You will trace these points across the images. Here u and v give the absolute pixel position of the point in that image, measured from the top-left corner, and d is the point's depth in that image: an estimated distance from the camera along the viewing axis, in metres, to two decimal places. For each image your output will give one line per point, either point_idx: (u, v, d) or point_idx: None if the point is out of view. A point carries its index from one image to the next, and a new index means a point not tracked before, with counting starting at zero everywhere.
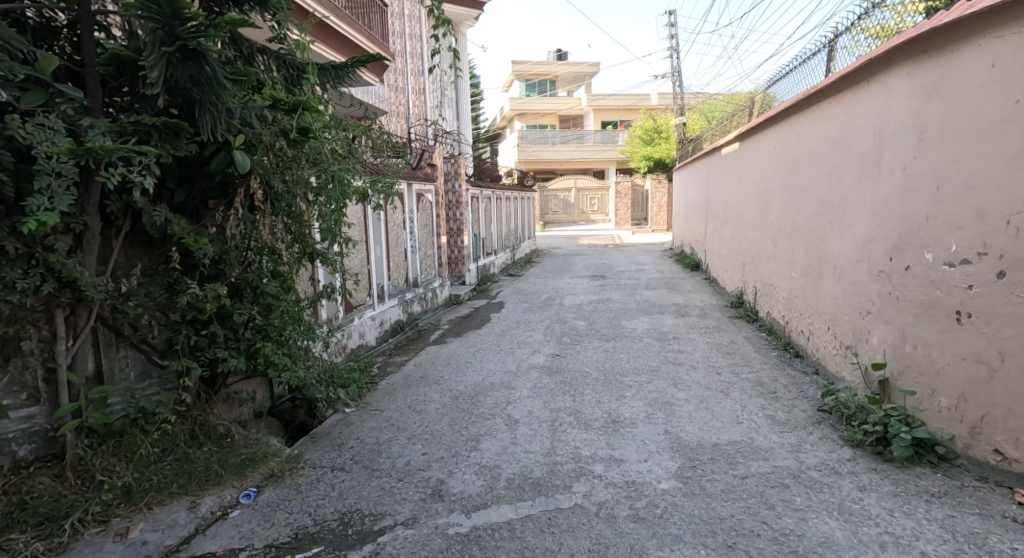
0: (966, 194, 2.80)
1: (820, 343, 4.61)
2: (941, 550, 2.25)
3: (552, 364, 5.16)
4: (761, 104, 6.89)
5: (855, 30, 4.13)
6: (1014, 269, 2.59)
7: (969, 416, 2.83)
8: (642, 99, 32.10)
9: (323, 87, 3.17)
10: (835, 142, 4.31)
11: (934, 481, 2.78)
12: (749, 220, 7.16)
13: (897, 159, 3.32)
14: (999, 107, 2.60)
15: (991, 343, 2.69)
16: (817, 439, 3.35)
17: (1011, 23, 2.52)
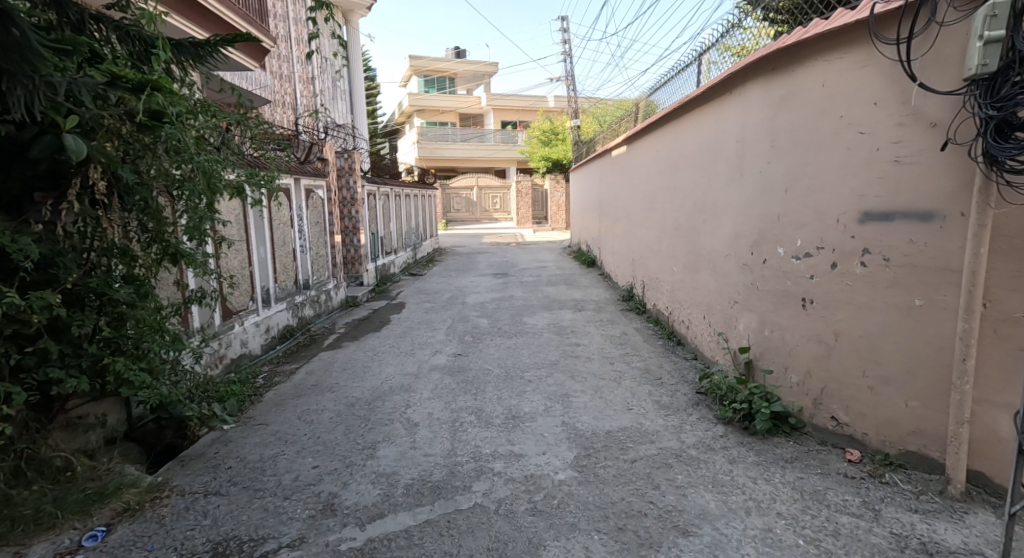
0: (808, 196, 3.19)
1: (698, 331, 5.03)
2: (793, 509, 2.55)
3: (454, 364, 5.10)
4: (645, 111, 7.36)
5: (720, 46, 4.53)
6: (843, 261, 2.98)
7: (813, 389, 3.23)
8: (539, 101, 32.97)
9: (181, 65, 2.85)
10: (707, 148, 4.71)
11: (787, 449, 3.15)
12: (638, 218, 7.62)
13: (756, 164, 3.70)
14: (828, 122, 3.00)
15: (828, 325, 3.10)
16: (696, 420, 3.65)
17: (836, 49, 2.92)
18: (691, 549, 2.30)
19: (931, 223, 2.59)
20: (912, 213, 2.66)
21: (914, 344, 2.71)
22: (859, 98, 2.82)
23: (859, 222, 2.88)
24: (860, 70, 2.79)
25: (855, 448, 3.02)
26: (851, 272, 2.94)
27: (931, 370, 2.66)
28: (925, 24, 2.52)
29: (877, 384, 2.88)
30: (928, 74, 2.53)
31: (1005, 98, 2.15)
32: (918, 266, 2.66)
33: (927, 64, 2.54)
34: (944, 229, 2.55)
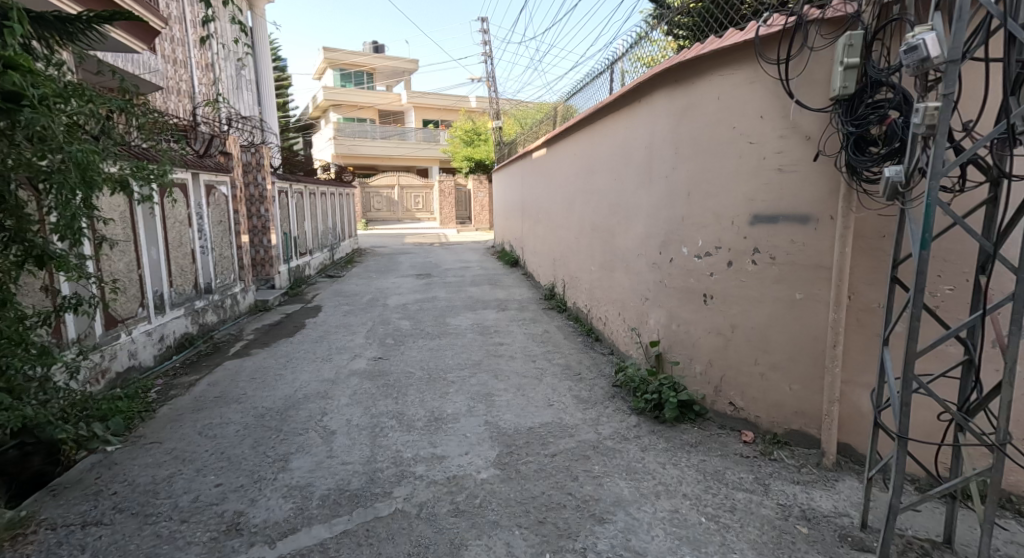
0: (708, 199, 3.45)
1: (614, 327, 5.26)
2: (697, 490, 2.76)
3: (374, 368, 4.97)
4: (563, 115, 7.56)
5: (629, 57, 4.76)
6: (737, 259, 3.26)
7: (714, 378, 3.50)
8: (461, 101, 32.87)
9: (46, 42, 2.56)
10: (619, 153, 4.94)
11: (692, 434, 3.39)
12: (558, 219, 7.83)
13: (663, 169, 3.94)
14: (723, 132, 3.26)
15: (726, 318, 3.37)
16: (611, 412, 3.82)
17: (728, 65, 3.18)
18: (606, 535, 2.41)
19: (808, 225, 2.90)
20: (793, 216, 2.96)
21: (795, 333, 3.03)
22: (748, 111, 3.09)
23: (750, 224, 3.16)
24: (749, 86, 3.07)
25: (749, 429, 3.31)
26: (744, 269, 3.22)
27: (809, 356, 2.98)
28: (799, 48, 2.81)
29: (767, 370, 3.18)
30: (803, 93, 2.83)
31: (861, 117, 2.45)
32: (798, 263, 2.97)
33: (802, 84, 2.83)
34: (818, 231, 2.87)
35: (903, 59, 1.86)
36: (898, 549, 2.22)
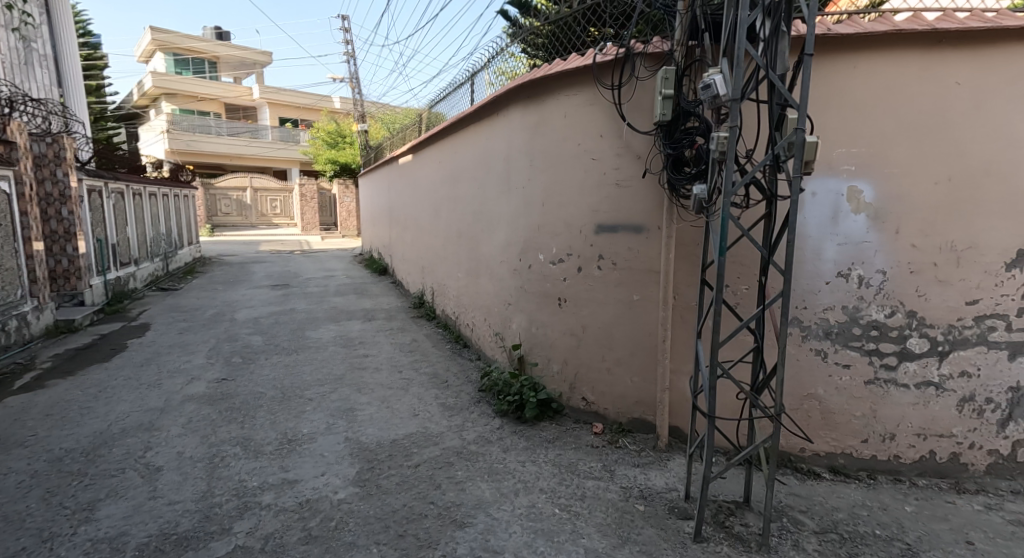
0: (560, 210, 3.68)
1: (479, 332, 5.35)
2: (552, 483, 2.92)
3: (216, 391, 4.44)
4: (429, 121, 7.51)
5: (489, 71, 4.90)
6: (586, 265, 3.52)
7: (569, 376, 3.74)
8: (321, 100, 31.05)
9: None
10: (481, 162, 5.03)
11: (550, 431, 3.59)
12: (425, 226, 7.75)
13: (520, 179, 4.11)
14: (570, 147, 3.52)
15: (578, 320, 3.63)
16: (476, 416, 3.89)
17: (573, 86, 3.45)
18: (466, 539, 2.45)
19: (641, 234, 3.26)
20: (629, 226, 3.30)
21: (634, 331, 3.37)
22: (591, 130, 3.38)
23: (595, 233, 3.45)
24: (590, 107, 3.37)
25: (599, 421, 3.60)
26: (592, 274, 3.50)
27: (645, 350, 3.35)
28: (628, 77, 3.16)
29: (612, 365, 3.49)
30: (633, 116, 3.19)
31: (676, 141, 2.81)
32: (634, 268, 3.31)
33: (632, 109, 3.19)
34: (649, 239, 3.24)
35: (702, 96, 2.21)
36: (712, 512, 2.59)
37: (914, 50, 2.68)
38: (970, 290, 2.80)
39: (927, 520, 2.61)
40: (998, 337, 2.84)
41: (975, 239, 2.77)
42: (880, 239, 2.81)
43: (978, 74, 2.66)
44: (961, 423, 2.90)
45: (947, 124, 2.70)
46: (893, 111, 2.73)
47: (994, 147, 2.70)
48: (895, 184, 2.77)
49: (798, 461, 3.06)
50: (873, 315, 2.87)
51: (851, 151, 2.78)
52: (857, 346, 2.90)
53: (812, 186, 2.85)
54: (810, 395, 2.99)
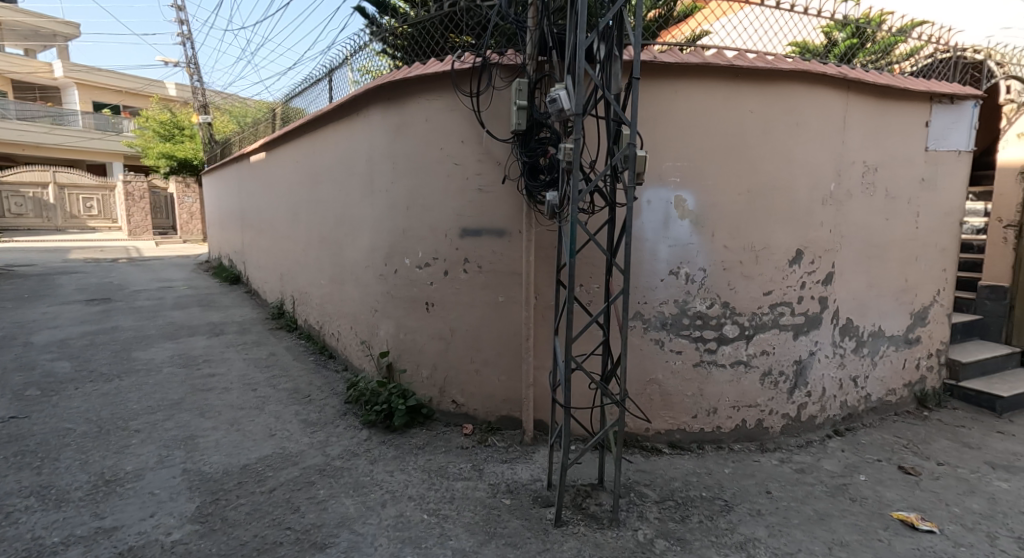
0: (423, 213, 3.66)
1: (345, 342, 5.09)
2: (421, 489, 2.90)
3: (2, 434, 3.64)
4: (284, 117, 6.98)
5: (349, 68, 4.71)
6: (452, 269, 3.55)
7: (438, 380, 3.73)
8: (151, 85, 27.14)
9: None
10: (339, 164, 4.79)
11: (420, 436, 3.55)
12: (282, 230, 7.17)
13: (381, 182, 3.99)
14: (432, 151, 3.53)
15: (446, 323, 3.64)
16: (341, 430, 3.70)
17: (433, 91, 3.46)
18: None
19: (503, 238, 3.39)
20: (491, 230, 3.41)
21: (500, 331, 3.49)
22: (452, 136, 3.43)
23: (460, 237, 3.50)
24: (450, 113, 3.42)
25: (469, 422, 3.65)
26: (458, 277, 3.54)
27: (510, 349, 3.49)
28: (485, 86, 3.27)
29: (481, 367, 3.56)
30: (491, 123, 3.30)
31: (531, 149, 2.97)
32: (499, 270, 3.43)
33: (490, 117, 3.31)
34: (511, 243, 3.38)
35: (550, 109, 2.39)
36: (571, 497, 2.78)
37: (720, 81, 3.15)
38: (766, 283, 3.38)
39: (740, 478, 3.08)
40: (786, 321, 3.46)
41: (767, 241, 3.34)
42: (701, 242, 3.26)
43: (765, 105, 3.23)
44: (763, 393, 3.49)
45: (745, 145, 3.22)
46: (705, 132, 3.18)
47: (778, 165, 3.29)
48: (710, 194, 3.23)
49: (644, 440, 3.41)
50: (698, 307, 3.31)
51: (676, 165, 3.18)
52: (687, 335, 3.33)
53: (647, 195, 3.20)
54: (652, 380, 3.36)
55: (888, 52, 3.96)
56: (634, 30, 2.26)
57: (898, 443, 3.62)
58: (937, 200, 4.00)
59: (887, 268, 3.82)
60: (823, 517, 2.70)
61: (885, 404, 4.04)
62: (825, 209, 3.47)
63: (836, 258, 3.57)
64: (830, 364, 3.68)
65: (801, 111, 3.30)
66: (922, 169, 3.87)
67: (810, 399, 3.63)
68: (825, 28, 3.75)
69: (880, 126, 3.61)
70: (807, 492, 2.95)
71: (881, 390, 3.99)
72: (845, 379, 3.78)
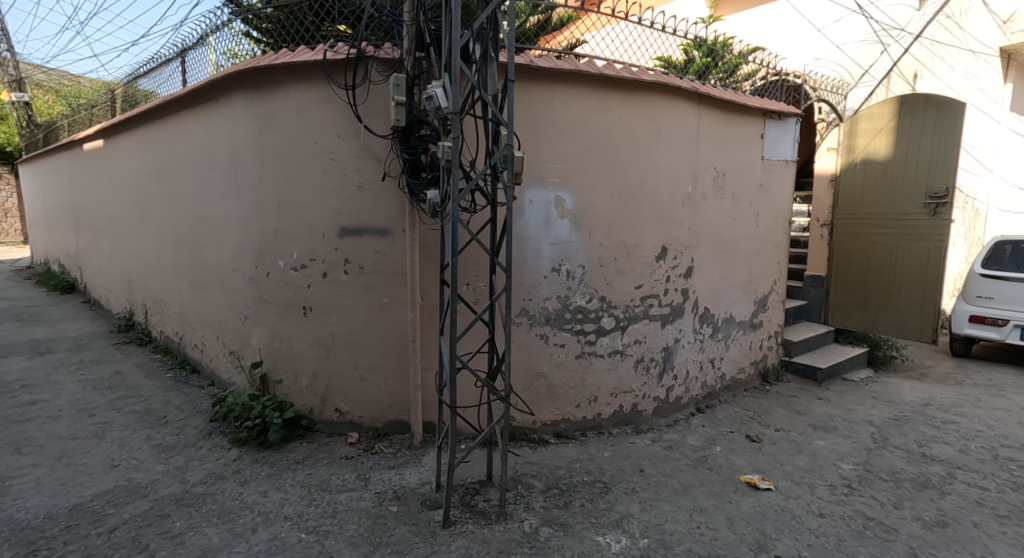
0: (296, 211, 3.39)
1: (209, 354, 4.59)
2: (299, 507, 2.71)
3: None
4: (127, 100, 6.11)
5: (207, 49, 4.24)
6: (332, 270, 3.35)
7: (320, 388, 3.50)
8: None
9: None
10: (195, 155, 4.28)
11: (300, 450, 3.32)
12: (128, 230, 6.27)
13: (245, 177, 3.63)
14: (304, 146, 3.30)
15: (325, 328, 3.43)
16: (205, 452, 3.32)
17: (304, 80, 3.24)
18: None
19: (386, 237, 3.28)
20: (373, 229, 3.28)
21: (385, 334, 3.38)
22: (327, 129, 3.24)
23: (338, 236, 3.32)
24: (324, 105, 3.23)
25: (354, 430, 3.49)
26: (339, 279, 3.35)
27: (396, 352, 3.39)
28: (361, 79, 3.14)
29: (365, 372, 3.42)
30: (369, 118, 3.18)
31: (412, 147, 2.91)
32: (382, 271, 3.31)
33: (367, 110, 3.19)
34: (394, 242, 3.29)
35: (427, 106, 2.35)
36: (460, 496, 2.78)
37: (591, 89, 3.34)
38: (637, 277, 3.65)
39: (617, 460, 3.31)
40: (654, 312, 3.78)
41: (637, 239, 3.61)
42: (579, 240, 3.43)
43: (631, 112, 3.48)
44: (637, 379, 3.77)
45: (615, 150, 3.46)
46: (579, 135, 3.35)
47: (644, 169, 3.58)
48: (586, 195, 3.41)
49: (531, 433, 3.51)
50: (578, 302, 3.48)
51: (554, 167, 3.32)
52: (569, 328, 3.49)
53: (528, 195, 3.30)
54: (538, 374, 3.47)
55: (734, 71, 4.49)
56: (507, 32, 2.32)
57: (746, 414, 4.14)
58: (772, 203, 4.62)
59: (735, 262, 4.34)
60: (686, 488, 2.99)
61: (737, 381, 4.58)
62: (684, 209, 3.84)
63: (694, 253, 3.96)
64: (692, 349, 4.08)
65: (662, 119, 3.61)
66: (760, 175, 4.44)
67: (676, 382, 4.00)
68: (684, 45, 4.14)
69: (727, 136, 4.08)
70: (673, 466, 3.25)
71: (733, 369, 4.52)
72: (705, 361, 4.22)
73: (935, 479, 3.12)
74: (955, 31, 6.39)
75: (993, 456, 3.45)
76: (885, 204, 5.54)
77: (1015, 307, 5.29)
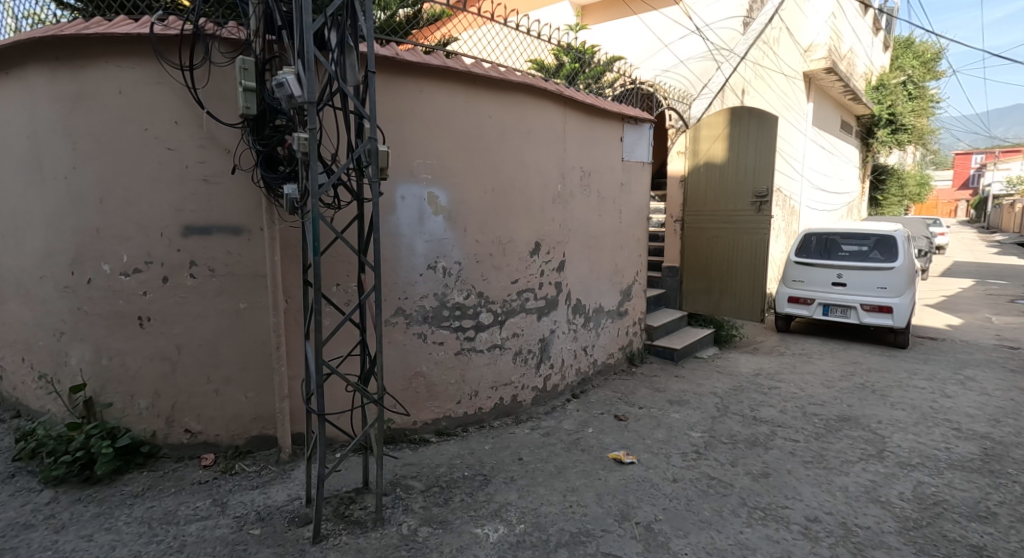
0: (124, 207, 2.92)
1: (12, 379, 3.81)
2: (136, 547, 2.37)
3: None
4: None
5: None
6: (174, 274, 2.97)
7: (164, 408, 3.08)
8: None
9: None
10: None
11: (139, 481, 2.90)
12: None
13: (49, 166, 3.04)
14: (132, 132, 2.87)
15: (169, 340, 3.02)
16: (7, 498, 2.76)
17: (129, 56, 2.82)
18: None
19: (240, 236, 3.00)
20: (225, 227, 2.98)
21: (242, 342, 3.08)
22: (161, 114, 2.86)
23: (181, 236, 2.94)
24: (154, 86, 2.84)
25: (209, 451, 3.13)
26: (182, 284, 2.98)
27: (258, 361, 3.12)
28: (201, 59, 2.81)
29: (221, 386, 3.09)
30: (212, 104, 2.88)
31: (265, 137, 2.68)
32: (237, 273, 3.01)
33: (211, 95, 2.88)
34: (250, 241, 3.01)
35: (277, 94, 2.19)
36: (333, 507, 2.65)
37: (460, 86, 3.35)
38: (513, 273, 3.76)
39: (497, 451, 3.39)
40: (530, 305, 3.92)
41: (511, 235, 3.72)
42: (454, 237, 3.43)
43: (501, 111, 3.57)
44: (515, 371, 3.88)
45: (487, 147, 3.51)
46: (450, 131, 3.34)
47: (515, 168, 3.68)
48: (459, 192, 3.42)
49: (412, 433, 3.45)
50: (456, 298, 3.49)
51: (426, 163, 3.27)
52: (447, 325, 3.48)
53: (400, 192, 3.21)
54: (417, 373, 3.41)
55: (599, 78, 4.74)
56: (365, 22, 2.25)
57: (615, 396, 4.47)
58: (632, 200, 5.03)
59: (602, 256, 4.66)
60: (560, 470, 3.16)
61: (607, 366, 4.92)
62: (554, 206, 4.03)
63: (565, 248, 4.17)
64: (566, 340, 4.30)
65: (530, 119, 3.75)
66: (621, 175, 4.81)
67: (552, 370, 4.20)
68: (554, 50, 4.35)
69: (590, 137, 4.35)
70: (549, 451, 3.41)
71: (604, 355, 4.86)
72: (578, 349, 4.48)
73: (762, 437, 3.64)
74: (771, 56, 7.47)
75: (804, 413, 4.12)
76: (723, 203, 6.31)
77: (819, 288, 6.37)
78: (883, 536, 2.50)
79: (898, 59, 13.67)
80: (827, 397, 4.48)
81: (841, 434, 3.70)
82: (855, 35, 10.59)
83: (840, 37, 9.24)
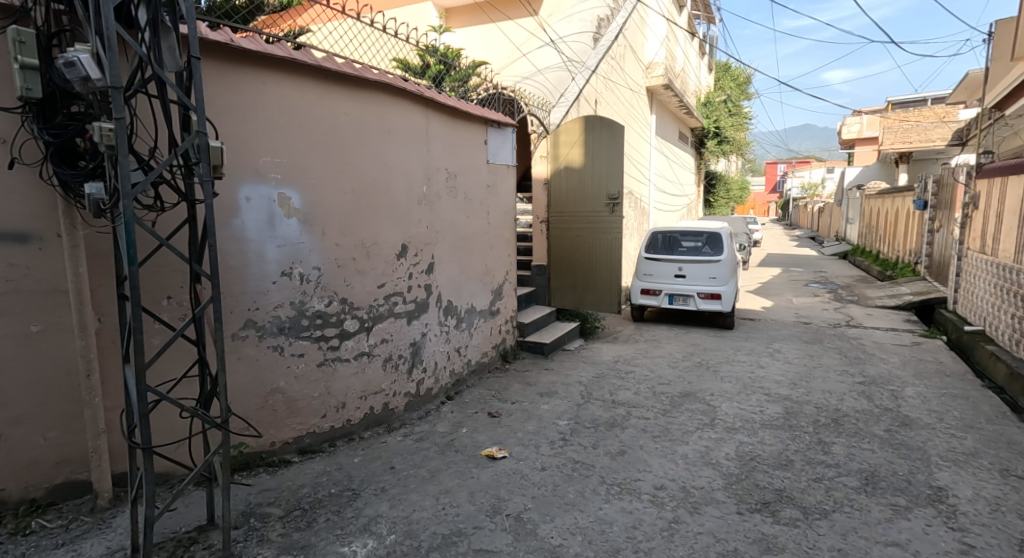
0: None
1: None
2: None
3: None
4: None
5: None
6: None
7: None
8: None
9: None
10: None
11: None
12: None
13: None
14: None
15: None
16: None
17: None
18: None
19: (28, 245, 2.48)
20: (3, 234, 2.43)
21: (36, 374, 2.55)
22: None
23: None
24: None
25: None
26: None
27: (62, 394, 2.61)
28: None
29: (7, 429, 2.50)
30: None
31: (58, 126, 2.25)
32: (25, 290, 2.49)
33: None
34: (44, 252, 2.52)
35: (66, 74, 1.84)
36: (168, 553, 2.31)
37: (310, 80, 3.15)
38: (379, 277, 3.63)
39: (367, 463, 3.24)
40: (399, 309, 3.82)
41: (376, 238, 3.59)
42: (311, 240, 3.22)
43: (358, 110, 3.42)
44: (386, 378, 3.76)
45: (344, 146, 3.35)
46: (301, 128, 3.12)
47: (376, 168, 3.56)
48: (315, 193, 3.22)
49: (269, 456, 3.14)
50: (316, 306, 3.27)
51: (274, 161, 3.02)
52: (307, 336, 3.25)
53: (245, 192, 2.91)
54: (273, 390, 3.12)
55: (465, 80, 4.79)
56: (184, 1, 2.02)
57: (489, 394, 4.54)
58: (499, 202, 5.14)
59: (472, 256, 4.70)
60: (433, 474, 3.12)
61: (481, 365, 4.98)
62: (421, 207, 3.98)
63: (434, 250, 4.15)
64: (437, 342, 4.26)
65: (390, 119, 3.65)
66: (486, 177, 4.89)
67: (425, 374, 4.14)
68: (418, 51, 4.29)
69: (453, 138, 4.36)
70: (422, 456, 3.35)
71: (478, 354, 4.92)
72: (451, 351, 4.47)
73: (619, 419, 3.96)
74: (618, 70, 8.21)
75: (654, 392, 4.57)
76: (582, 204, 6.74)
77: (665, 281, 7.12)
78: (713, 493, 2.86)
79: (719, 81, 15.80)
80: (673, 376, 5.02)
81: (684, 408, 4.16)
82: (685, 57, 12.02)
83: (672, 57, 10.42)
